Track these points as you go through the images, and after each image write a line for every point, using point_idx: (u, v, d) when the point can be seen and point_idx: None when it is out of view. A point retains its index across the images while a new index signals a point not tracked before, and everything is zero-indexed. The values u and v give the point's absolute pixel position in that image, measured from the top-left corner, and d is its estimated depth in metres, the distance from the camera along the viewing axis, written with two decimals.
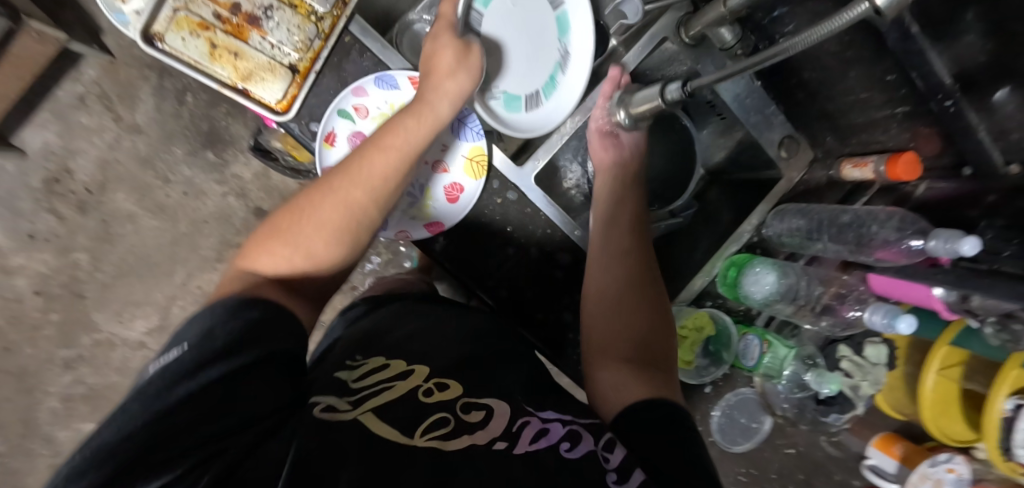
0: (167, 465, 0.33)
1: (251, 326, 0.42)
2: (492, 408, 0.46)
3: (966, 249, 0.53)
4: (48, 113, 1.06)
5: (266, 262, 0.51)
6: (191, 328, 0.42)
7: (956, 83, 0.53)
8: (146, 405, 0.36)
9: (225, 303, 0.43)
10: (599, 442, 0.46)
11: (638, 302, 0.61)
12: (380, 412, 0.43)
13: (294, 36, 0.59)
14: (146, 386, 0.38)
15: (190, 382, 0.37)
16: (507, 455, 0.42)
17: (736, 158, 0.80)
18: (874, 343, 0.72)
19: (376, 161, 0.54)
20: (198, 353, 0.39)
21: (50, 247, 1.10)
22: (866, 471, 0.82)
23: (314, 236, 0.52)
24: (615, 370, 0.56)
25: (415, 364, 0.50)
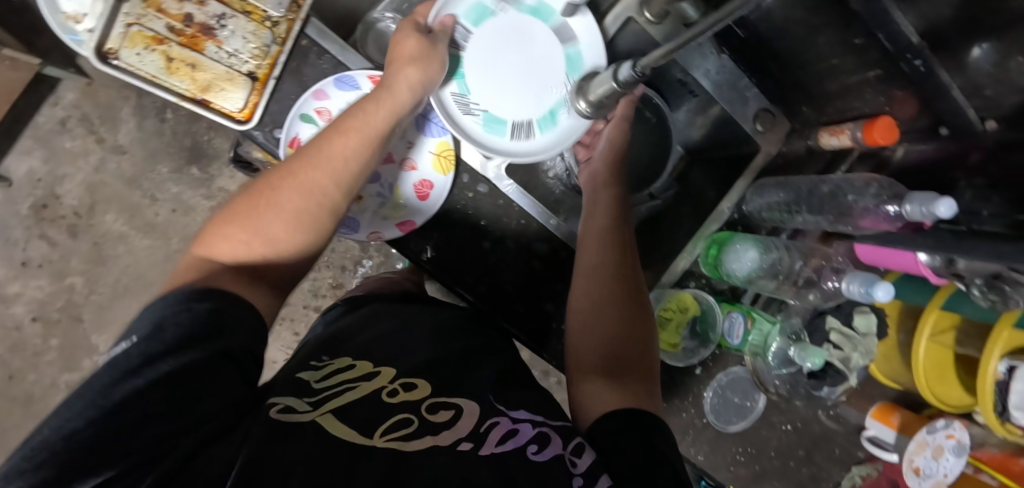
0: (107, 464, 0.33)
1: (205, 320, 0.41)
2: (460, 407, 0.45)
3: (942, 212, 0.51)
4: (31, 140, 1.08)
5: (224, 248, 0.49)
6: (148, 320, 0.41)
7: (924, 41, 0.52)
8: (92, 400, 0.35)
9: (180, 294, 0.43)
10: (568, 446, 0.43)
11: (618, 308, 0.60)
12: (340, 413, 0.42)
13: (249, 43, 0.59)
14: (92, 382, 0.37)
15: (138, 378, 0.37)
16: (472, 457, 0.40)
17: (712, 135, 0.79)
18: (862, 312, 0.72)
19: (338, 141, 0.54)
20: (152, 346, 0.39)
21: (45, 272, 1.10)
22: (865, 444, 0.80)
23: (274, 219, 0.50)
24: (591, 383, 0.54)
25: (381, 366, 0.50)
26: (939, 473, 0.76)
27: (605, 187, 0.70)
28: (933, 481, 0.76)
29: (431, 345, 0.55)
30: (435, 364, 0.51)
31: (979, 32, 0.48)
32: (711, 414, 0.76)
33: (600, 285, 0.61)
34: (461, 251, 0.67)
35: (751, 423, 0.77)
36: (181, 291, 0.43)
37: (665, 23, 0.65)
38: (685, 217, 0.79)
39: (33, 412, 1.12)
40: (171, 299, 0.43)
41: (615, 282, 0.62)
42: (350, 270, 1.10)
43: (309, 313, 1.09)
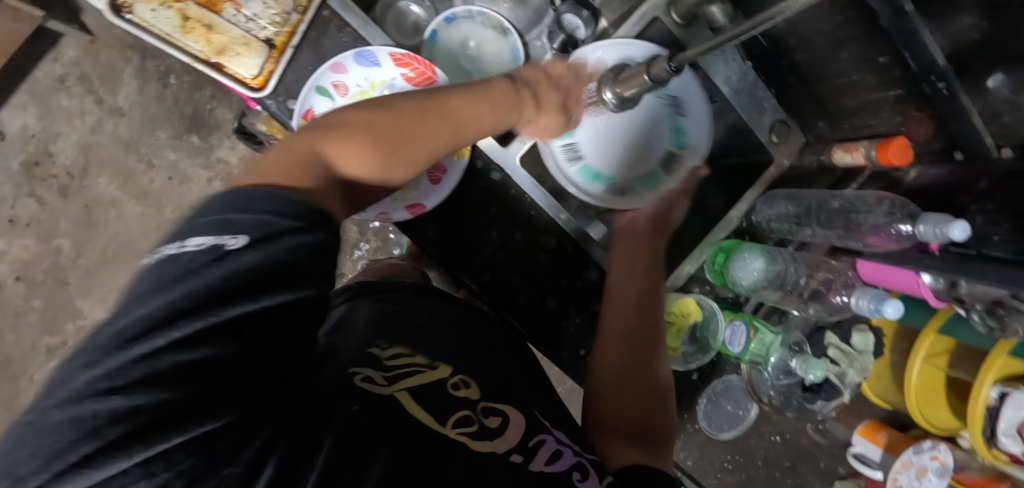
0: (216, 408, 0.30)
1: (315, 251, 0.38)
2: (508, 415, 0.45)
3: (955, 234, 0.52)
4: (26, 95, 1.05)
5: (347, 160, 0.48)
6: (248, 216, 0.36)
7: (949, 64, 0.52)
8: (193, 313, 0.31)
9: (258, 197, 0.38)
10: (605, 480, 0.44)
11: (637, 373, 0.60)
12: (414, 392, 0.42)
13: (270, 10, 0.57)
14: (176, 288, 0.31)
15: (243, 304, 0.33)
16: (523, 471, 0.40)
17: (724, 143, 0.79)
18: (860, 330, 0.72)
19: (466, 116, 0.56)
20: (261, 264, 0.35)
21: (32, 232, 1.08)
22: (850, 460, 0.80)
23: (396, 167, 0.52)
24: (617, 442, 0.56)
25: (439, 361, 0.50)
26: None
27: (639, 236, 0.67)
28: None
29: (472, 353, 0.54)
30: (482, 369, 0.52)
31: (1004, 58, 0.48)
32: (703, 420, 0.77)
33: (627, 351, 0.61)
34: (464, 238, 0.67)
35: (741, 432, 0.78)
36: (279, 194, 0.38)
37: (690, 26, 0.65)
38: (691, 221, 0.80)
39: (11, 374, 1.09)
40: (263, 197, 0.38)
41: (638, 352, 0.61)
42: (347, 253, 1.09)
43: None
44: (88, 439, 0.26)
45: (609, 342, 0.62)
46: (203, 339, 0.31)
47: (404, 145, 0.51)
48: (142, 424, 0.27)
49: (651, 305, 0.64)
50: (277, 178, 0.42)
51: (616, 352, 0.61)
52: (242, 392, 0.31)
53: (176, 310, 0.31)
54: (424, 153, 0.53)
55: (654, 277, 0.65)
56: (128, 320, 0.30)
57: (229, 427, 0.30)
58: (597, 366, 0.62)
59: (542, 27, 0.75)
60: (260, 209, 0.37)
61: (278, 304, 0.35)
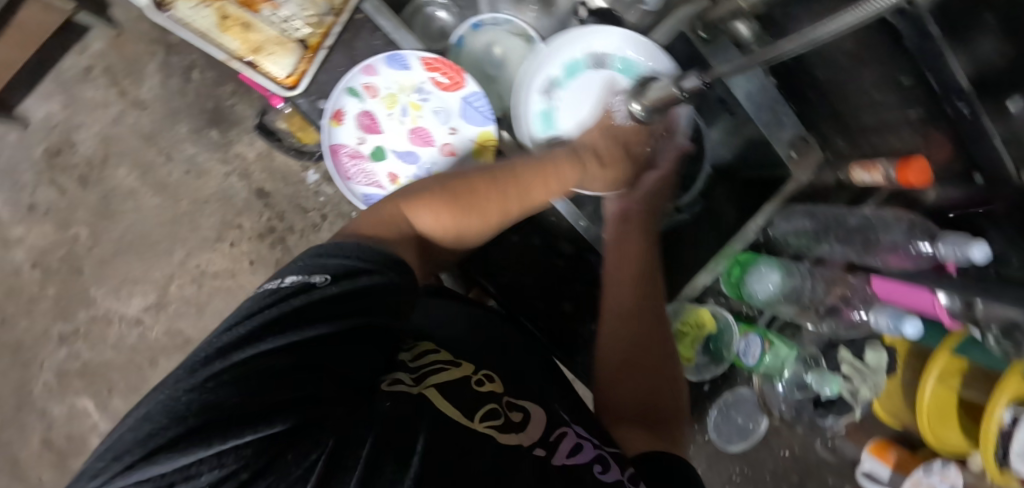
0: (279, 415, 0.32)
1: (386, 290, 0.43)
2: (529, 411, 0.45)
3: (975, 255, 0.53)
4: (52, 85, 1.07)
5: (424, 217, 0.53)
6: (333, 260, 0.43)
7: (972, 86, 0.52)
8: (275, 336, 0.36)
9: (344, 246, 0.44)
10: (626, 472, 0.43)
11: (644, 362, 0.59)
12: (442, 389, 0.43)
13: (305, 11, 0.59)
14: (266, 314, 0.38)
15: (316, 327, 0.38)
16: (546, 465, 0.40)
17: (743, 157, 0.80)
18: (874, 347, 0.71)
19: (535, 183, 0.55)
20: (334, 296, 0.40)
21: (50, 219, 1.09)
22: (859, 477, 0.81)
23: (468, 224, 0.54)
24: (629, 429, 0.55)
25: (462, 359, 0.50)
26: None
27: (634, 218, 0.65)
28: None
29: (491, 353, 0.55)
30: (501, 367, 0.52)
31: None
32: (713, 431, 0.79)
33: (632, 340, 0.59)
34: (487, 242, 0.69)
35: (752, 444, 0.80)
36: (373, 248, 0.45)
37: (716, 41, 0.64)
38: (707, 233, 0.80)
39: (22, 359, 1.11)
40: (365, 249, 0.44)
41: (641, 338, 0.60)
42: None
43: None
44: (174, 424, 0.29)
45: (613, 329, 0.60)
46: (278, 354, 0.35)
47: (469, 198, 0.54)
48: (213, 420, 0.30)
49: (650, 288, 0.62)
50: (369, 233, 0.49)
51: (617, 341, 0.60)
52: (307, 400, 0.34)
53: (264, 332, 0.36)
54: (496, 207, 0.54)
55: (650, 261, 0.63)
56: (221, 343, 0.35)
57: (292, 430, 0.32)
58: (603, 356, 0.60)
59: None
60: (352, 257, 0.43)
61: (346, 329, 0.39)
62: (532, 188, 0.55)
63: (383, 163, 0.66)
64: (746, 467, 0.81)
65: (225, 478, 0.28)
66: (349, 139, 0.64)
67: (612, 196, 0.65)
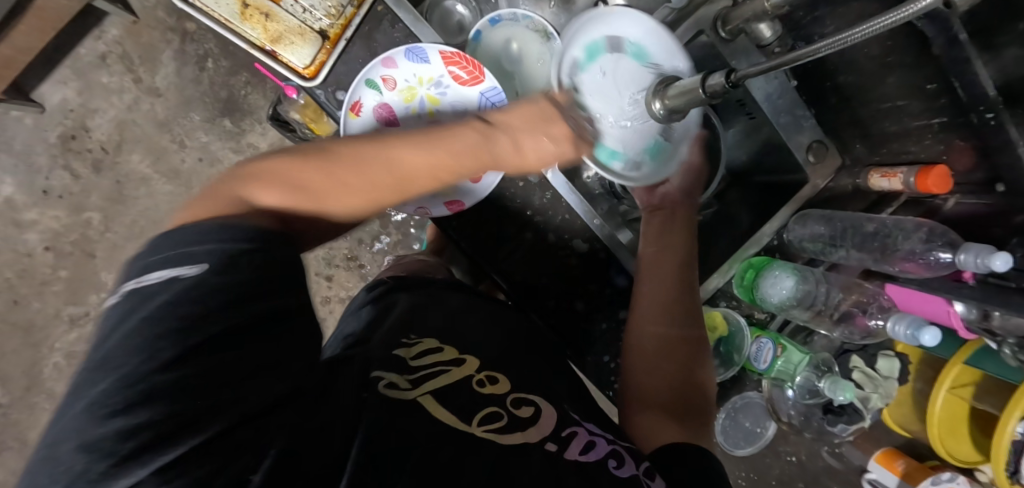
0: (209, 419, 0.31)
1: (262, 268, 0.37)
2: (540, 406, 0.47)
3: (997, 265, 0.51)
4: (69, 70, 1.08)
5: (268, 197, 0.43)
6: (191, 250, 0.36)
7: (1000, 96, 0.51)
8: (167, 338, 0.32)
9: (208, 228, 0.37)
10: (642, 468, 0.44)
11: (677, 348, 0.59)
12: (438, 395, 0.44)
13: (326, 2, 0.59)
14: (154, 311, 0.33)
15: (209, 325, 0.34)
16: (558, 460, 0.42)
17: (759, 160, 0.79)
18: (887, 356, 0.73)
19: (426, 161, 0.49)
20: (220, 286, 0.35)
21: (63, 203, 1.10)
22: (865, 486, 0.80)
23: (338, 202, 0.46)
24: (654, 416, 0.55)
25: (466, 355, 0.51)
26: None
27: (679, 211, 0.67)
28: None
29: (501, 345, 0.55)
30: (509, 361, 0.53)
31: None
32: (720, 434, 0.77)
33: (666, 329, 0.60)
34: (495, 237, 0.68)
35: (758, 449, 0.78)
36: (237, 223, 0.39)
37: (739, 39, 0.64)
38: (719, 236, 0.80)
39: (34, 340, 1.12)
40: (220, 229, 0.38)
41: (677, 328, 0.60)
42: (367, 244, 1.10)
43: (319, 281, 1.11)
44: (102, 459, 0.28)
45: (649, 312, 0.61)
46: (173, 366, 0.32)
47: (345, 179, 0.46)
48: (147, 441, 0.29)
49: (687, 279, 0.63)
50: (204, 215, 0.40)
51: (646, 330, 0.60)
52: (233, 409, 0.32)
53: (156, 337, 0.32)
54: (362, 190, 0.47)
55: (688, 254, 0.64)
56: (109, 354, 0.32)
57: (222, 440, 0.31)
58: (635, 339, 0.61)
59: None
60: (213, 240, 0.37)
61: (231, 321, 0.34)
62: (426, 161, 0.49)
63: None
64: (752, 471, 0.78)
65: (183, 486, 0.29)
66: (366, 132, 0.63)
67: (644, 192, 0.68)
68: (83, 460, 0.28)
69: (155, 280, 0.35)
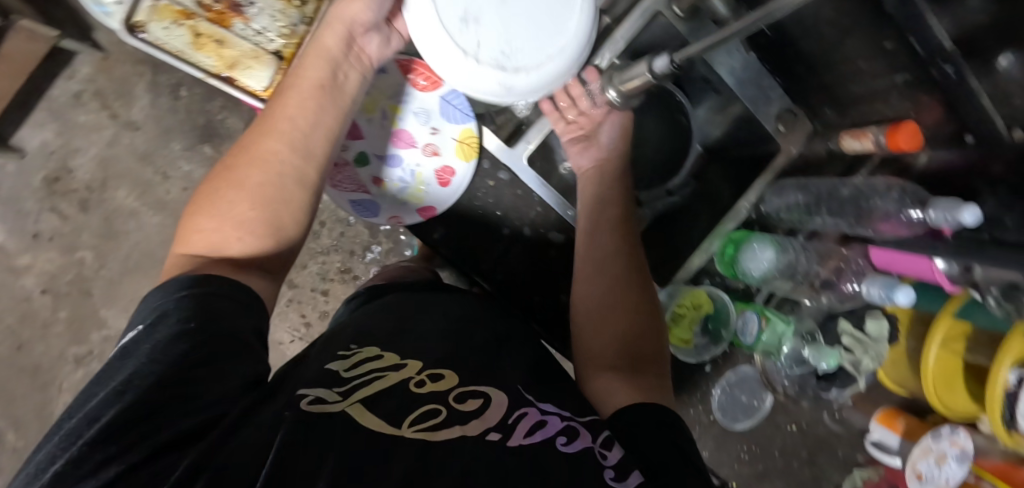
0: (114, 460, 0.33)
1: (202, 305, 0.42)
2: (489, 396, 0.46)
3: (966, 219, 0.52)
4: (45, 112, 1.08)
5: (197, 241, 0.49)
6: (147, 311, 0.42)
7: (956, 47, 0.51)
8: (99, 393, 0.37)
9: (166, 291, 0.43)
10: (597, 440, 0.45)
11: (622, 302, 0.62)
12: (368, 403, 0.43)
13: (277, 22, 0.63)
14: (104, 374, 0.38)
15: (154, 363, 0.37)
16: (501, 448, 0.41)
17: (734, 134, 0.79)
18: (874, 316, 0.70)
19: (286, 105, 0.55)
20: (150, 338, 0.39)
21: (56, 245, 1.10)
22: (868, 448, 0.80)
23: (240, 206, 0.50)
24: (607, 377, 0.57)
25: (409, 358, 0.51)
26: (940, 481, 0.73)
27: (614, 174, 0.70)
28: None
29: (450, 339, 0.56)
30: (458, 352, 0.53)
31: None
32: (718, 411, 0.79)
33: (608, 289, 0.62)
34: (480, 238, 0.70)
35: (757, 422, 0.79)
36: (176, 280, 0.44)
37: (694, 20, 0.64)
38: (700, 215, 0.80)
39: (42, 382, 1.12)
40: (163, 291, 0.43)
41: (619, 285, 0.63)
42: (359, 255, 1.11)
43: (316, 296, 1.11)
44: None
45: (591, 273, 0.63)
46: (115, 401, 0.35)
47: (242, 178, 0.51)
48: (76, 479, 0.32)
49: (627, 234, 0.66)
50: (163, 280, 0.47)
51: (588, 295, 0.63)
52: (162, 431, 0.35)
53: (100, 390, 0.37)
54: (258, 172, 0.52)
55: (625, 214, 0.66)
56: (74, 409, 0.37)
57: (145, 465, 0.34)
58: (581, 303, 0.63)
59: None
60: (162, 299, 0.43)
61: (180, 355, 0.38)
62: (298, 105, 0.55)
63: (366, 167, 0.68)
64: (754, 445, 0.81)
65: None
66: None
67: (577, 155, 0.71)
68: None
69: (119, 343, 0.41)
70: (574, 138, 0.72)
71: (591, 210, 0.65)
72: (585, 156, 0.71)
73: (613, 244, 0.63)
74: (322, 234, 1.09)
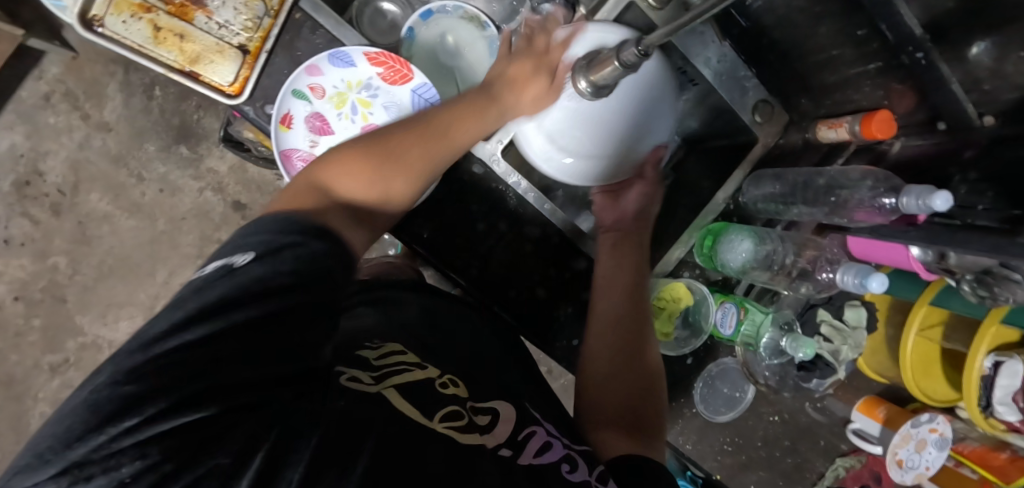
0: (193, 406, 0.30)
1: (317, 258, 0.41)
2: (497, 412, 0.46)
3: (938, 204, 0.52)
4: (13, 114, 1.04)
5: (342, 185, 0.52)
6: (252, 238, 0.42)
7: (926, 34, 0.52)
8: (193, 325, 0.34)
9: (280, 219, 0.44)
10: (594, 473, 0.44)
11: (631, 366, 0.61)
12: (402, 390, 0.42)
13: (241, 15, 0.62)
14: (195, 300, 0.36)
15: (253, 309, 0.36)
16: (512, 464, 0.41)
17: (710, 125, 0.79)
18: (853, 306, 0.75)
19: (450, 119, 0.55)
20: (262, 271, 0.39)
21: (27, 251, 1.07)
22: (849, 436, 0.79)
23: (393, 181, 0.53)
24: (605, 433, 0.56)
25: (427, 363, 0.49)
26: (920, 466, 0.78)
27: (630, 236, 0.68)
28: (915, 473, 0.79)
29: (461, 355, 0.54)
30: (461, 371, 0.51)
31: (984, 25, 0.48)
32: (700, 404, 0.76)
33: (614, 348, 0.62)
34: (455, 234, 0.69)
35: (739, 414, 0.77)
36: (297, 219, 0.44)
37: (667, 8, 0.67)
38: (681, 206, 0.80)
39: (14, 393, 1.08)
40: (270, 224, 0.43)
41: (628, 354, 0.61)
42: None
43: None
44: (110, 422, 0.28)
45: (600, 329, 0.63)
46: (203, 342, 0.33)
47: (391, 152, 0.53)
48: (145, 419, 0.29)
49: (640, 294, 0.65)
50: (294, 209, 0.47)
51: (599, 352, 0.62)
52: (247, 386, 0.33)
53: (188, 320, 0.34)
54: (417, 159, 0.53)
55: (636, 281, 0.65)
56: (150, 334, 0.34)
57: (218, 420, 0.31)
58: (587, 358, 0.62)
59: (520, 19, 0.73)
60: (273, 234, 0.42)
61: (288, 311, 0.37)
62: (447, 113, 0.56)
63: None
64: (737, 436, 0.77)
65: (143, 472, 0.27)
66: (302, 143, 0.66)
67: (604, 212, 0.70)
68: (100, 417, 0.29)
69: (217, 265, 0.40)
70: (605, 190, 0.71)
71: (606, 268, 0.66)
72: (604, 213, 0.70)
73: (629, 306, 0.64)
74: None
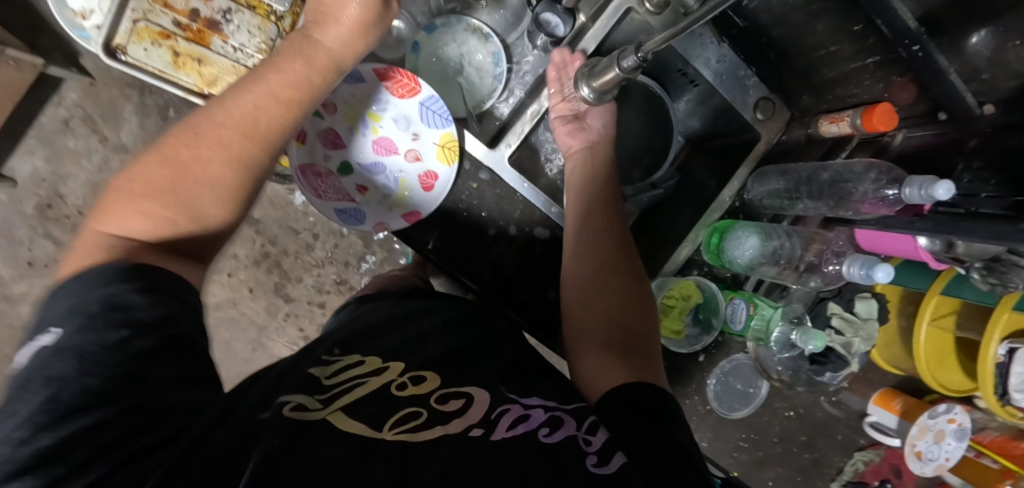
0: (82, 471, 0.33)
1: (128, 308, 0.39)
2: (472, 395, 0.46)
3: (940, 193, 0.53)
4: (34, 140, 1.08)
5: (133, 223, 0.46)
6: (60, 309, 0.39)
7: (922, 26, 0.53)
8: (41, 412, 0.34)
9: (109, 270, 0.41)
10: (582, 426, 0.45)
11: (610, 282, 0.63)
12: (350, 409, 0.43)
13: (254, 37, 0.65)
14: (33, 383, 0.35)
15: (95, 374, 0.36)
16: (484, 442, 0.41)
17: (713, 125, 0.80)
18: (863, 298, 0.75)
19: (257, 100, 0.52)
20: (84, 345, 0.37)
21: (51, 272, 1.10)
22: (867, 429, 0.79)
23: (201, 198, 0.48)
24: (601, 355, 0.57)
25: (390, 360, 0.50)
26: (941, 458, 0.78)
27: (598, 153, 0.72)
28: (935, 465, 0.78)
29: (437, 343, 0.54)
30: (450, 360, 0.51)
31: (980, 16, 0.49)
32: (714, 401, 0.77)
33: (594, 263, 0.64)
34: (465, 243, 0.70)
35: (754, 410, 0.77)
36: (111, 266, 0.41)
37: (665, 13, 0.68)
38: (686, 205, 0.81)
39: None
40: (91, 278, 0.40)
41: (606, 272, 0.63)
42: (353, 267, 1.07)
43: (313, 309, 1.07)
44: None
45: (574, 257, 0.65)
46: (69, 415, 0.34)
47: (192, 163, 0.49)
48: None
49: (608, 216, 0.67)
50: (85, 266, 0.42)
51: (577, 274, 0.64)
52: (129, 439, 0.35)
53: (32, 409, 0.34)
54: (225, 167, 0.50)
55: (605, 201, 0.68)
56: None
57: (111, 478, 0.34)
58: (568, 289, 0.64)
59: (522, 29, 0.74)
60: (81, 295, 0.39)
61: (124, 367, 0.37)
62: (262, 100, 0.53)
63: (350, 176, 0.70)
64: (752, 433, 0.78)
65: None
66: (317, 157, 0.68)
67: (569, 138, 0.72)
68: None
69: (27, 352, 0.37)
70: (564, 117, 0.72)
71: (576, 194, 0.69)
72: (574, 137, 0.72)
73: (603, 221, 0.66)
74: (316, 247, 1.05)
